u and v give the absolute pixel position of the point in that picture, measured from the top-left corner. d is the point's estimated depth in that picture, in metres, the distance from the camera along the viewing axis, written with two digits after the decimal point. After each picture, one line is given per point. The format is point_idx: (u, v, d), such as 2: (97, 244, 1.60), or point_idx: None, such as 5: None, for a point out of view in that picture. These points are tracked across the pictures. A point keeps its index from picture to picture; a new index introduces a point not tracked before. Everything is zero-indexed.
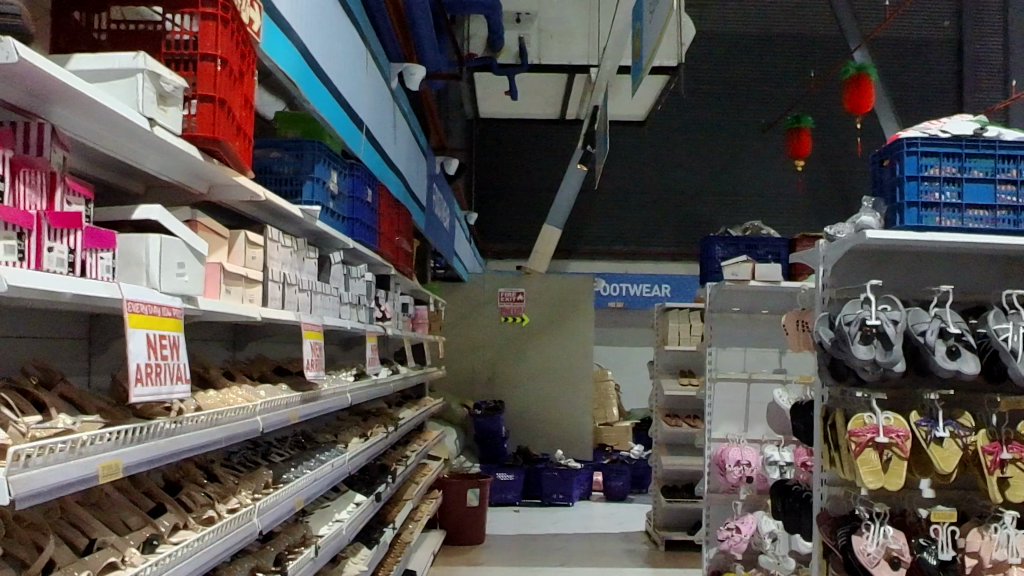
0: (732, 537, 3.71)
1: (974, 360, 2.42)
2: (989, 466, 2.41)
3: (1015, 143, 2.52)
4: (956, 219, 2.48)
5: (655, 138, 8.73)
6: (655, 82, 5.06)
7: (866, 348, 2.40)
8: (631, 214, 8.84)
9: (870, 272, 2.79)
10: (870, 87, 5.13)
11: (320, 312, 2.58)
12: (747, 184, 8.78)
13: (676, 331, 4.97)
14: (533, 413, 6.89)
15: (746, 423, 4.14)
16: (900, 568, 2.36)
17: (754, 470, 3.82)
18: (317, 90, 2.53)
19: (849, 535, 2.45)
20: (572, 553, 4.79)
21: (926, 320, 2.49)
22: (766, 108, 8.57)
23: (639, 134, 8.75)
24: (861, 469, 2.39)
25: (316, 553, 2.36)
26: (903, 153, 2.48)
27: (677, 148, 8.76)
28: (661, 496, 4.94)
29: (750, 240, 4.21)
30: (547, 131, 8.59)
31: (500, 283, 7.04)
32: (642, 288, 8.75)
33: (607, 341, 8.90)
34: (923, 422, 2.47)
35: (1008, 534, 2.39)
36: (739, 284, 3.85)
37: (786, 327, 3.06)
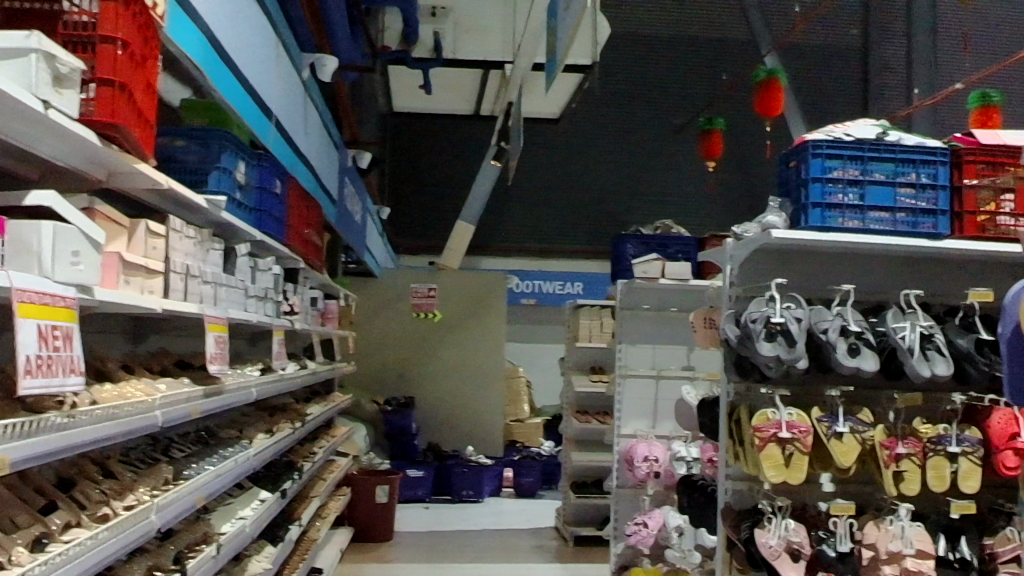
0: (639, 532, 3.74)
1: (873, 358, 2.53)
2: (885, 460, 2.55)
3: (915, 148, 2.70)
4: (859, 219, 2.67)
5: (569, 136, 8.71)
6: (570, 80, 5.07)
7: (770, 345, 2.48)
8: (547, 212, 8.78)
9: (776, 271, 2.85)
10: (779, 92, 5.23)
11: (224, 305, 2.53)
12: (659, 184, 8.81)
13: (587, 328, 5.01)
14: (445, 410, 6.89)
15: (654, 419, 4.18)
16: (801, 560, 2.50)
17: (661, 466, 3.85)
18: (224, 76, 2.46)
19: (752, 529, 2.59)
20: (482, 549, 4.79)
21: (828, 318, 2.59)
22: (680, 107, 8.59)
23: (554, 134, 8.72)
24: (764, 463, 2.49)
25: (217, 550, 2.30)
26: (809, 155, 2.68)
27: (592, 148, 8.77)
28: (570, 492, 4.96)
29: (662, 238, 4.24)
30: (461, 126, 8.53)
31: (412, 278, 6.95)
32: (555, 286, 8.65)
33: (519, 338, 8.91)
34: (824, 418, 2.57)
35: (902, 526, 2.54)
36: (650, 282, 3.91)
37: (694, 323, 3.09)
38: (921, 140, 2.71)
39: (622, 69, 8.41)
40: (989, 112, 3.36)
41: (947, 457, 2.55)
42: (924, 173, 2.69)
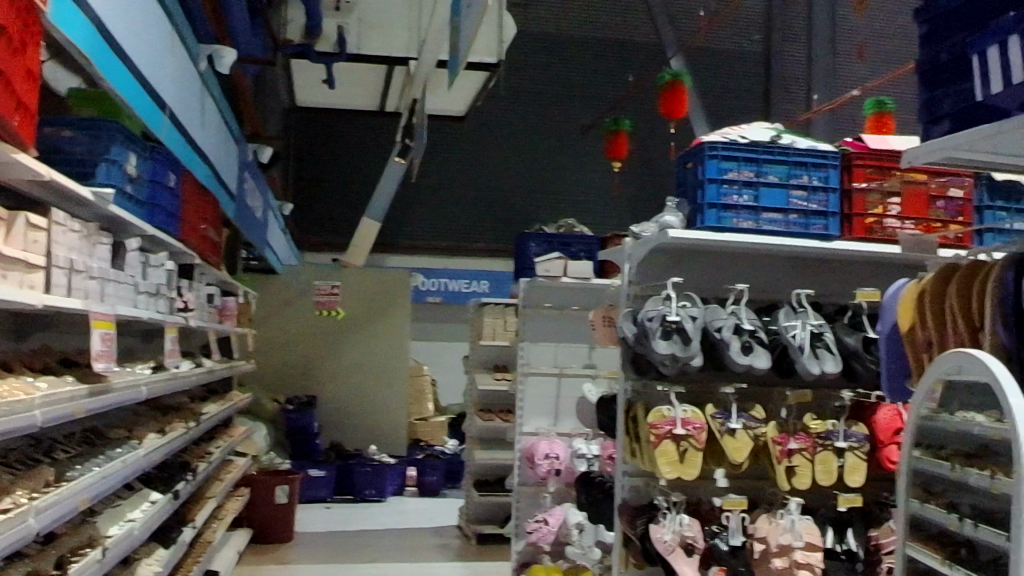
0: (540, 529, 3.75)
1: (765, 356, 2.60)
2: (777, 455, 2.61)
3: (807, 151, 2.81)
4: (752, 220, 2.77)
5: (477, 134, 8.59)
6: (476, 78, 5.02)
7: (666, 343, 2.55)
8: (452, 210, 8.62)
9: (673, 270, 2.90)
10: (683, 94, 5.31)
11: (112, 301, 2.45)
12: (567, 185, 8.77)
13: (490, 326, 5.01)
14: (347, 409, 6.82)
15: (556, 417, 4.21)
16: (694, 554, 2.60)
17: (562, 463, 3.86)
18: (114, 66, 2.38)
19: (647, 524, 2.69)
20: (384, 549, 4.76)
21: (722, 317, 2.66)
22: (587, 108, 8.61)
23: (461, 132, 8.59)
24: (659, 460, 2.57)
25: (103, 554, 2.23)
26: (705, 156, 2.76)
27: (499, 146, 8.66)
28: (473, 490, 4.96)
29: (564, 237, 4.26)
30: (366, 122, 8.42)
31: (315, 275, 6.86)
32: (460, 284, 8.53)
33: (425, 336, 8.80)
34: (717, 415, 2.65)
35: (792, 520, 2.59)
36: (551, 281, 3.94)
37: (593, 322, 3.13)
38: (811, 144, 2.83)
39: (529, 68, 8.35)
40: (884, 118, 3.46)
41: (835, 452, 2.63)
42: (815, 176, 2.81)
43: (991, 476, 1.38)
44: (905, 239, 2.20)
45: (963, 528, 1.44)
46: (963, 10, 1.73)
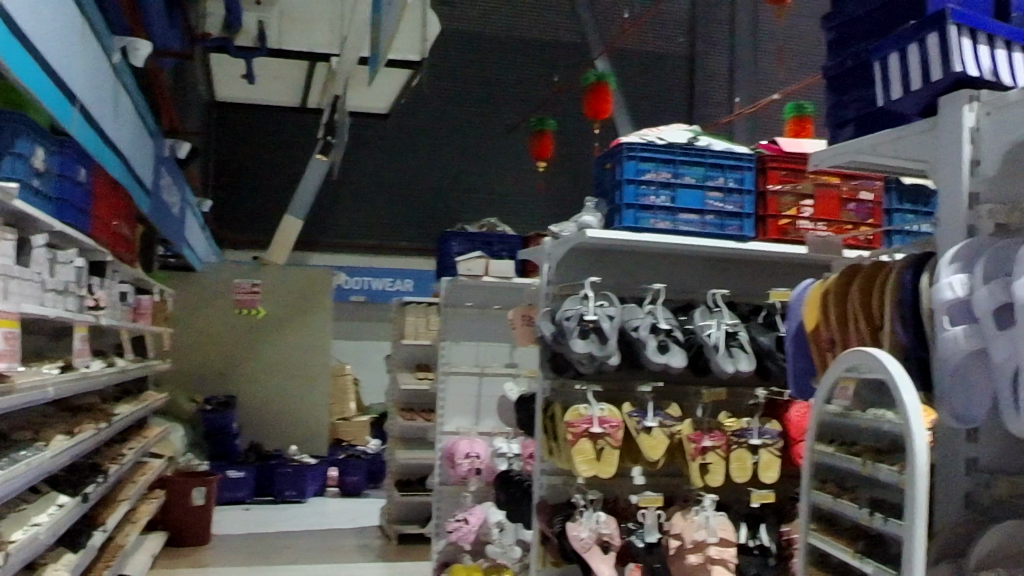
0: (460, 529, 3.74)
1: (681, 355, 2.63)
2: (692, 453, 2.65)
3: (724, 154, 2.86)
4: (669, 221, 2.80)
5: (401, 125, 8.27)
6: (399, 75, 4.99)
7: (583, 342, 2.59)
8: (377, 207, 8.31)
9: (591, 269, 2.92)
10: (607, 95, 5.34)
11: (16, 298, 2.38)
12: (493, 183, 8.48)
13: (413, 325, 4.99)
14: (267, 409, 6.74)
15: (476, 417, 4.16)
16: (610, 552, 2.65)
17: (482, 462, 3.86)
18: (19, 56, 2.31)
19: (564, 522, 2.73)
20: (304, 550, 4.71)
21: (639, 316, 2.70)
22: (511, 106, 8.35)
23: (383, 129, 8.26)
24: (576, 458, 2.61)
25: (4, 560, 2.16)
26: (623, 157, 2.79)
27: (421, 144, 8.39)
28: (394, 490, 4.93)
29: (486, 236, 4.26)
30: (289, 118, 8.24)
31: (235, 273, 6.75)
32: (383, 283, 8.12)
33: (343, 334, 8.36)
34: (634, 413, 2.69)
35: (707, 516, 2.63)
36: (473, 279, 3.91)
37: (512, 321, 3.13)
38: (727, 146, 2.89)
39: (453, 67, 8.13)
40: (802, 121, 3.54)
41: (749, 449, 2.68)
42: (731, 177, 2.86)
43: (899, 470, 1.38)
44: (812, 240, 2.26)
45: (872, 522, 1.43)
46: (868, 17, 1.77)
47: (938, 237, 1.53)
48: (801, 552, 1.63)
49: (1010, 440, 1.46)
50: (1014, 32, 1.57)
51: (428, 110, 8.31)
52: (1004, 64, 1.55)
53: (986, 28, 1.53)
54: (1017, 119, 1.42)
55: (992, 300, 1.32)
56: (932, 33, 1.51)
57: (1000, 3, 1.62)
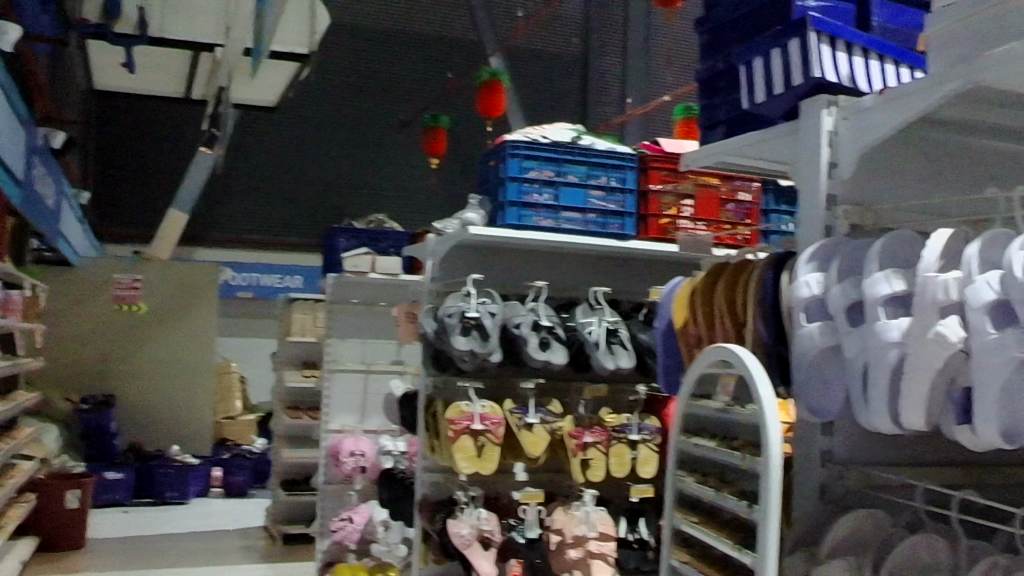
0: (345, 528, 3.71)
1: (561, 352, 2.66)
2: (573, 448, 2.67)
3: (606, 153, 2.91)
4: (551, 218, 2.82)
5: (286, 122, 7.74)
6: (287, 68, 4.90)
7: (464, 339, 2.60)
8: (269, 200, 7.87)
9: (475, 266, 2.92)
10: (501, 94, 5.29)
11: None
12: (382, 181, 8.08)
13: (299, 322, 4.91)
14: (150, 409, 6.56)
15: (362, 414, 4.15)
16: (491, 548, 2.66)
17: (368, 460, 3.84)
18: None
19: (446, 519, 2.74)
20: (185, 552, 4.60)
21: (521, 313, 2.72)
22: (405, 103, 7.87)
23: (271, 121, 7.73)
24: (457, 455, 2.61)
25: None
26: (507, 155, 2.81)
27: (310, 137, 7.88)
28: (279, 489, 4.86)
29: (373, 232, 4.22)
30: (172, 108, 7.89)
31: (116, 266, 6.50)
32: (272, 279, 7.78)
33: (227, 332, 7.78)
34: (516, 410, 2.71)
35: (587, 511, 2.64)
36: (359, 277, 3.87)
37: (397, 317, 3.11)
38: (609, 145, 2.92)
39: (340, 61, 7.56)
40: (692, 123, 3.59)
41: (628, 445, 2.72)
42: (613, 177, 2.90)
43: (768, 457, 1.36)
44: (683, 239, 2.31)
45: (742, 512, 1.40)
46: (737, 22, 1.81)
47: (798, 235, 1.58)
48: (666, 537, 1.65)
49: (862, 433, 1.51)
50: (873, 41, 1.63)
51: (315, 102, 7.74)
52: (862, 71, 1.61)
53: (846, 36, 1.59)
54: (872, 124, 1.47)
55: (846, 297, 1.37)
56: (795, 38, 1.58)
57: (862, 12, 1.69)
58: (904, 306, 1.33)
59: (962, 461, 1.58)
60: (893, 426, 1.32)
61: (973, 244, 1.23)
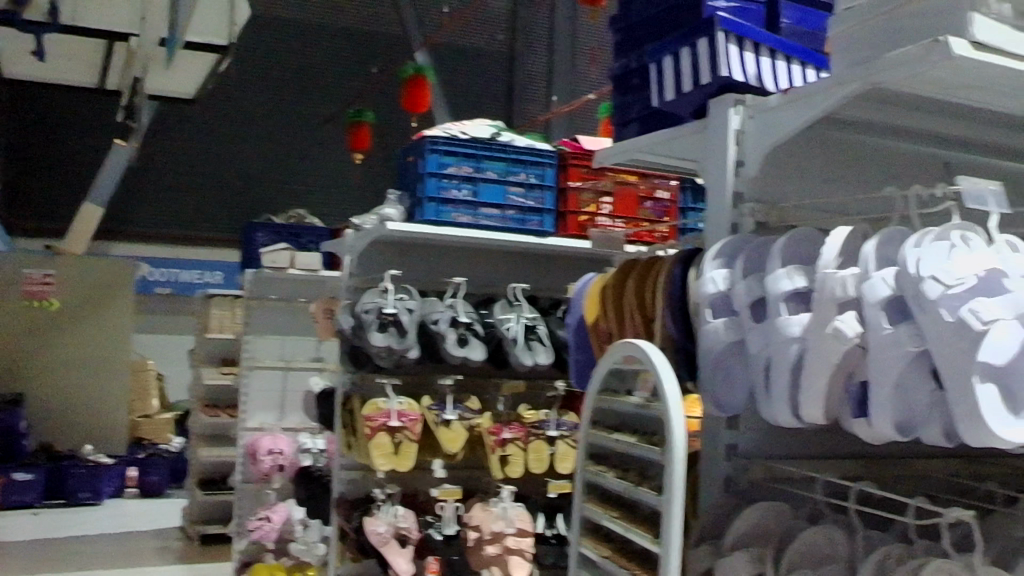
0: (262, 527, 3.58)
1: (480, 349, 2.67)
2: (491, 445, 2.67)
3: (526, 150, 2.89)
4: (470, 215, 2.82)
5: (199, 115, 7.11)
6: (206, 59, 4.79)
7: (381, 335, 2.59)
8: (183, 197, 7.25)
9: (393, 262, 2.90)
10: (425, 89, 5.09)
11: None
12: (303, 176, 7.51)
13: (218, 318, 4.82)
14: (64, 409, 6.41)
15: (281, 412, 4.12)
16: (408, 545, 2.66)
17: (286, 458, 3.80)
18: None
19: (363, 517, 2.72)
20: (99, 554, 4.49)
21: (440, 310, 2.70)
22: (327, 96, 7.32)
23: (185, 111, 7.09)
24: (373, 452, 2.59)
25: None
26: (425, 151, 2.78)
27: (229, 130, 7.23)
28: (197, 489, 4.76)
29: (294, 228, 4.18)
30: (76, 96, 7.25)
31: (25, 262, 6.30)
32: (192, 275, 7.29)
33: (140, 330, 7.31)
34: (433, 406, 2.70)
35: (505, 507, 2.63)
36: (278, 272, 3.81)
37: (315, 314, 3.08)
38: (529, 142, 2.92)
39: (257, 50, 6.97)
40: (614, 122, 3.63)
41: (547, 441, 2.73)
42: (532, 174, 2.90)
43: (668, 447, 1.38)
44: (596, 236, 2.35)
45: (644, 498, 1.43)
46: (649, 21, 1.83)
47: (705, 232, 1.59)
48: (574, 522, 1.67)
49: (766, 428, 1.54)
50: (779, 42, 1.67)
51: (231, 92, 7.10)
52: (768, 71, 1.64)
53: (751, 35, 1.63)
54: (777, 122, 1.49)
55: (750, 294, 1.39)
56: (703, 38, 1.61)
57: (770, 13, 1.72)
58: (805, 303, 1.36)
59: (861, 454, 1.63)
60: (794, 420, 1.34)
61: (870, 242, 1.26)
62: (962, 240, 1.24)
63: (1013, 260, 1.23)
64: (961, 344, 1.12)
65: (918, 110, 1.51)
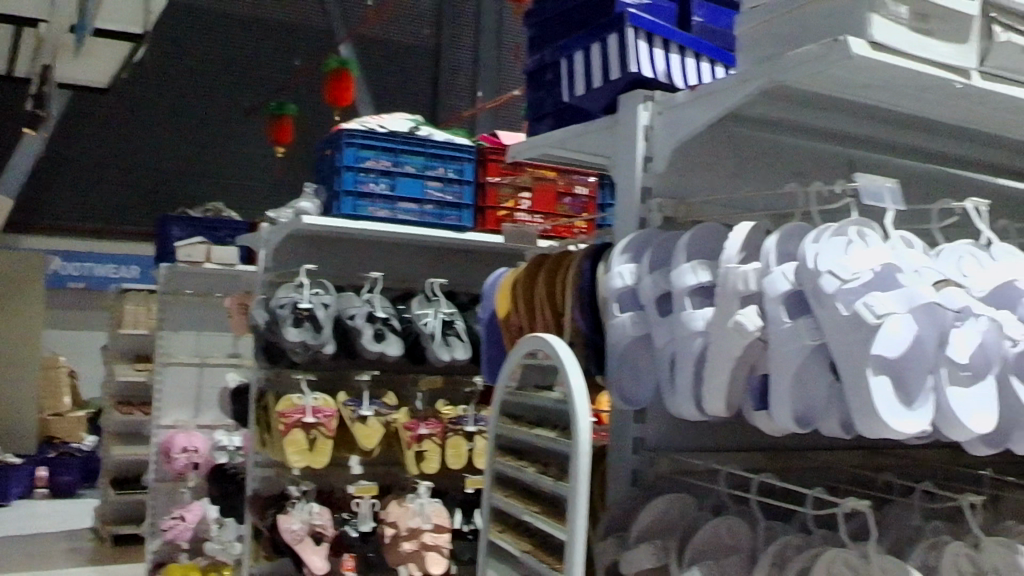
0: (176, 526, 3.54)
1: (396, 344, 2.66)
2: (407, 441, 2.66)
3: (444, 144, 2.89)
4: (387, 209, 2.80)
5: (112, 101, 6.84)
6: (121, 47, 4.68)
7: (296, 330, 2.55)
8: (95, 188, 6.99)
9: (309, 256, 2.87)
10: (349, 83, 4.86)
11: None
12: (222, 169, 7.22)
13: (132, 313, 4.72)
14: None
15: (196, 409, 4.06)
16: (323, 542, 2.64)
17: (201, 456, 3.74)
18: None
19: (277, 515, 2.69)
20: (5, 557, 4.35)
21: (356, 305, 2.68)
22: (249, 88, 7.11)
23: (99, 99, 6.81)
24: (287, 449, 2.55)
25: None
26: (343, 144, 2.76)
27: (145, 120, 6.93)
28: (109, 489, 4.65)
29: (210, 221, 4.08)
30: None
31: None
32: (107, 269, 7.06)
33: (51, 325, 7.11)
34: (349, 402, 2.68)
35: (421, 503, 2.63)
36: (193, 266, 3.69)
37: (229, 309, 3.03)
38: (447, 137, 2.91)
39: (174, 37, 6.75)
40: None
41: (464, 436, 2.73)
42: (451, 168, 2.89)
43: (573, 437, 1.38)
44: (509, 230, 2.35)
45: (548, 487, 1.43)
46: (563, 17, 1.83)
47: (614, 228, 1.60)
48: (483, 512, 1.67)
49: (673, 421, 1.56)
50: (689, 39, 1.68)
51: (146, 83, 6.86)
52: (678, 68, 1.65)
53: (663, 33, 1.64)
54: (684, 118, 1.50)
55: (656, 288, 1.40)
56: (613, 34, 1.62)
57: (682, 11, 1.73)
58: (709, 297, 1.38)
59: (766, 446, 1.66)
60: (697, 413, 1.35)
61: (771, 236, 1.29)
62: (859, 236, 1.27)
63: (907, 255, 1.26)
64: (855, 337, 1.14)
65: (820, 108, 1.54)
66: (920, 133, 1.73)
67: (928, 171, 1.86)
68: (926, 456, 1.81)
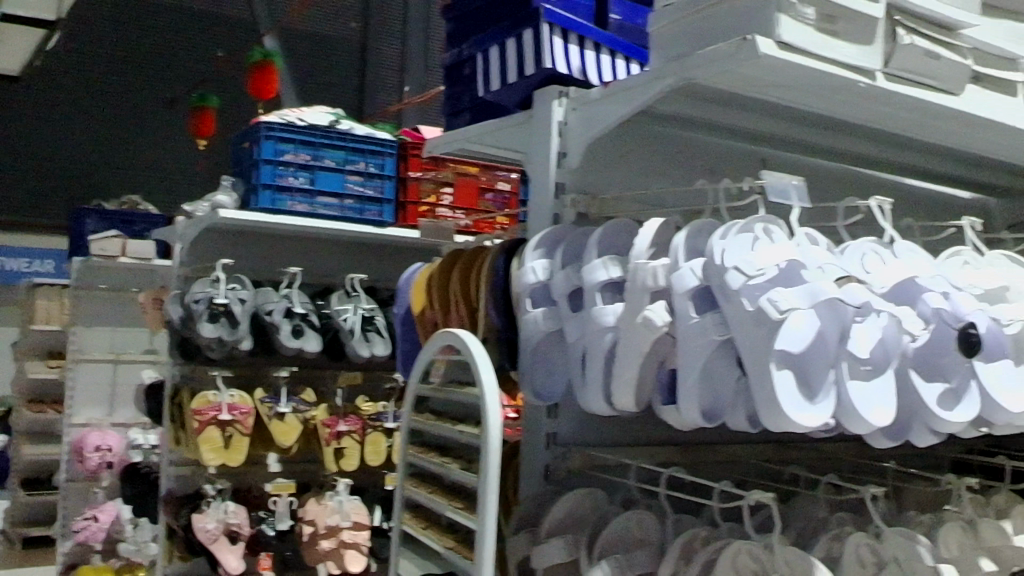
0: (88, 527, 3.46)
1: (315, 340, 2.63)
2: (326, 437, 2.65)
3: (365, 138, 2.86)
4: (307, 203, 2.76)
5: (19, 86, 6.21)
6: (34, 35, 4.51)
7: (212, 326, 2.52)
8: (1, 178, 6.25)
9: (225, 251, 2.82)
10: (274, 76, 4.62)
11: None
12: (145, 160, 6.62)
13: (44, 309, 4.58)
14: None
15: (110, 407, 3.97)
16: (238, 542, 2.58)
17: (115, 455, 3.66)
18: None
19: (191, 514, 2.63)
20: None
21: (274, 300, 2.63)
22: (170, 74, 6.56)
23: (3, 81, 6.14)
24: (202, 447, 2.50)
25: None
26: (261, 137, 2.70)
27: (56, 106, 6.33)
28: (18, 491, 4.49)
29: (126, 214, 3.99)
30: None
31: None
32: (19, 263, 6.38)
33: None
34: (266, 399, 2.64)
35: (340, 501, 2.60)
36: (108, 261, 3.60)
37: (143, 304, 2.96)
38: (368, 131, 2.88)
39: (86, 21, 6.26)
40: None
41: (383, 432, 2.74)
42: (371, 163, 2.87)
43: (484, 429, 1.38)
44: (424, 224, 2.35)
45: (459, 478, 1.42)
46: (479, 11, 1.81)
47: (528, 224, 1.61)
48: (396, 504, 1.66)
49: (585, 416, 1.57)
50: (605, 37, 1.69)
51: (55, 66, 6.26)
52: (592, 65, 1.66)
53: (577, 29, 1.64)
54: (597, 114, 1.51)
55: (568, 284, 1.40)
56: (528, 29, 1.62)
57: (599, 7, 1.73)
58: (619, 292, 1.38)
59: (676, 441, 1.68)
60: (607, 408, 1.35)
61: (681, 233, 1.30)
62: (765, 233, 1.29)
63: (811, 252, 1.28)
64: (760, 332, 1.16)
65: (731, 106, 1.56)
66: (829, 134, 1.77)
67: (831, 169, 1.92)
68: (831, 450, 1.85)
